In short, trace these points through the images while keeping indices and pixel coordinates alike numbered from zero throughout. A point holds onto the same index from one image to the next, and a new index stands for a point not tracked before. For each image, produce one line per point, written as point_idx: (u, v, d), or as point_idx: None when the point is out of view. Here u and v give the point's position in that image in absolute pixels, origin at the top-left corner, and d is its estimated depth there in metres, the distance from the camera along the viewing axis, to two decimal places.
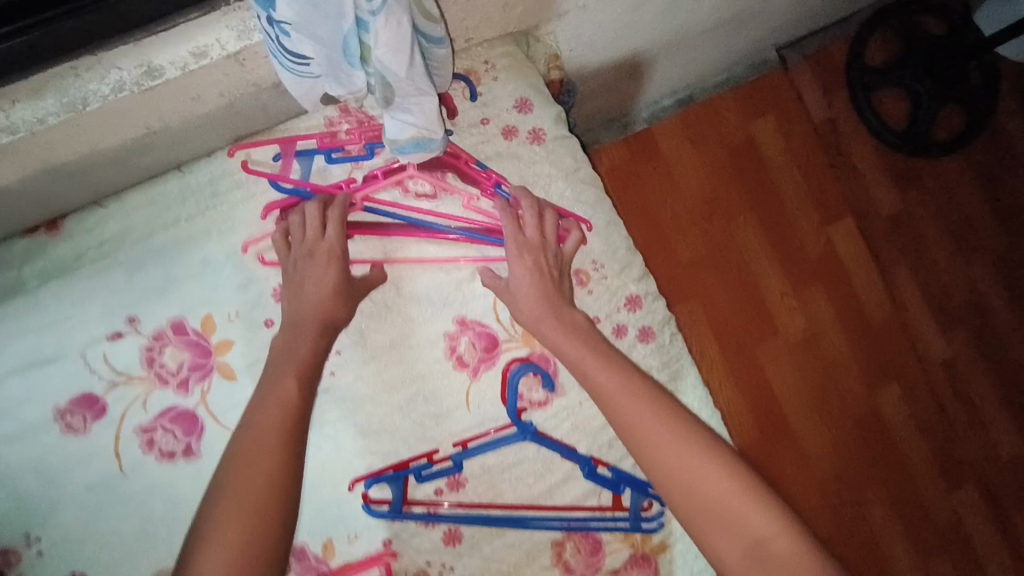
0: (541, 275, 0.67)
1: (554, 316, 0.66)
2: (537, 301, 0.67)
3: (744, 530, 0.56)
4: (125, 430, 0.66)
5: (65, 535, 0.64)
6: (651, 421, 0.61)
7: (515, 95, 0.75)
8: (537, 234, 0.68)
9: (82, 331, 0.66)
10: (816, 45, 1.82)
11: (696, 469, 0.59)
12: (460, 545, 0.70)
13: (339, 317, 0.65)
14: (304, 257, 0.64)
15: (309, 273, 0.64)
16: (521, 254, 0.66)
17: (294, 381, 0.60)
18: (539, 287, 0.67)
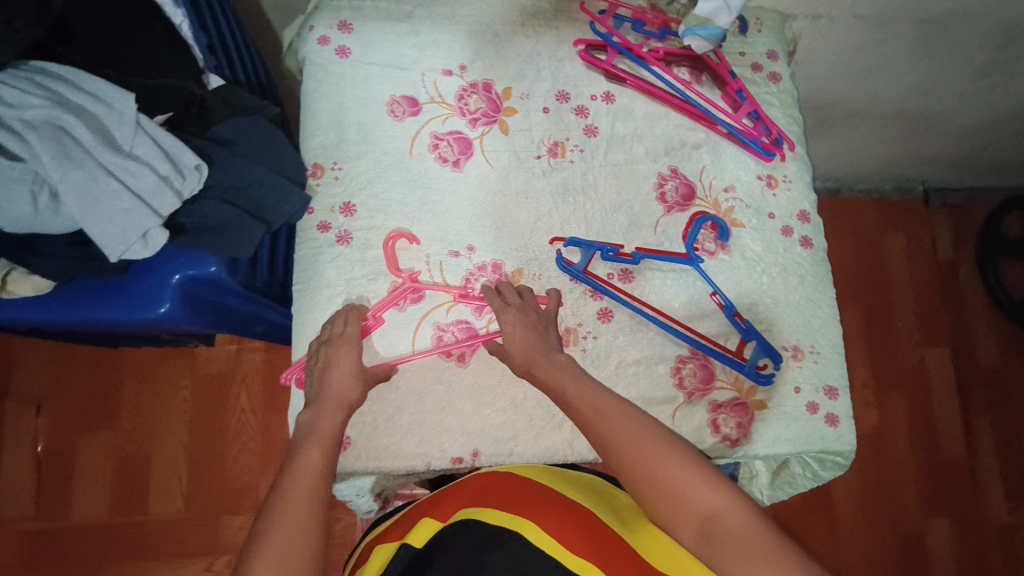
0: (529, 330, 0.79)
1: (543, 359, 0.77)
2: (530, 355, 0.78)
3: (695, 510, 0.62)
4: (424, 131, 0.90)
5: (358, 175, 0.88)
6: (606, 420, 0.69)
7: (769, 46, 1.01)
8: (516, 295, 0.82)
9: (430, 60, 0.93)
10: (960, 198, 2.01)
11: (648, 456, 0.65)
12: (609, 323, 0.87)
13: (354, 398, 0.76)
14: (336, 345, 0.78)
15: (339, 354, 0.77)
16: (506, 316, 0.80)
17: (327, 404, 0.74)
18: (529, 345, 0.78)
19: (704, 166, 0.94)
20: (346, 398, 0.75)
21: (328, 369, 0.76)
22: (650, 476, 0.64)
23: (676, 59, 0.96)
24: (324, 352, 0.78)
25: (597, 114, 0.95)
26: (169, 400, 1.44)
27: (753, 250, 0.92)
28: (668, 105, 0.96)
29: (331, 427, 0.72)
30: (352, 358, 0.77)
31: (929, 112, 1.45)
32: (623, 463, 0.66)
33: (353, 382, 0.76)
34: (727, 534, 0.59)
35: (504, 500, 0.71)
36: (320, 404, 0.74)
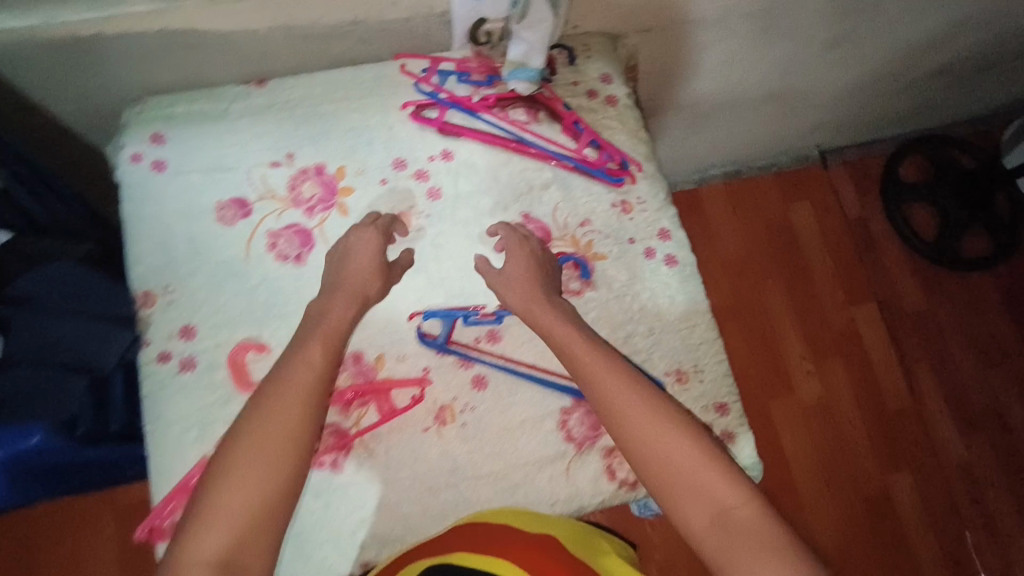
0: (525, 271, 0.83)
1: (540, 299, 0.81)
2: (528, 284, 0.82)
3: (710, 499, 0.67)
4: (259, 231, 0.87)
5: (193, 293, 0.84)
6: (634, 412, 0.72)
7: (602, 70, 0.99)
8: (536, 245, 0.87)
9: (254, 155, 0.89)
10: (856, 154, 2.06)
11: (670, 450, 0.70)
12: (484, 390, 0.85)
13: (372, 289, 0.81)
14: (357, 239, 0.83)
15: (357, 238, 0.83)
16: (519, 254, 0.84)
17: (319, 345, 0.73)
18: (523, 283, 0.82)
19: (556, 206, 0.92)
20: (361, 290, 0.80)
21: (346, 257, 0.82)
22: (672, 469, 0.69)
23: (509, 102, 0.94)
24: (344, 241, 0.83)
25: (438, 175, 0.92)
26: (88, 546, 1.35)
27: (619, 280, 0.90)
28: (508, 150, 0.93)
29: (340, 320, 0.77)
30: (371, 249, 0.82)
31: (796, 88, 1.49)
32: (650, 455, 0.70)
33: (369, 274, 0.81)
34: (739, 524, 0.65)
35: (483, 542, 0.68)
36: (332, 289, 0.79)
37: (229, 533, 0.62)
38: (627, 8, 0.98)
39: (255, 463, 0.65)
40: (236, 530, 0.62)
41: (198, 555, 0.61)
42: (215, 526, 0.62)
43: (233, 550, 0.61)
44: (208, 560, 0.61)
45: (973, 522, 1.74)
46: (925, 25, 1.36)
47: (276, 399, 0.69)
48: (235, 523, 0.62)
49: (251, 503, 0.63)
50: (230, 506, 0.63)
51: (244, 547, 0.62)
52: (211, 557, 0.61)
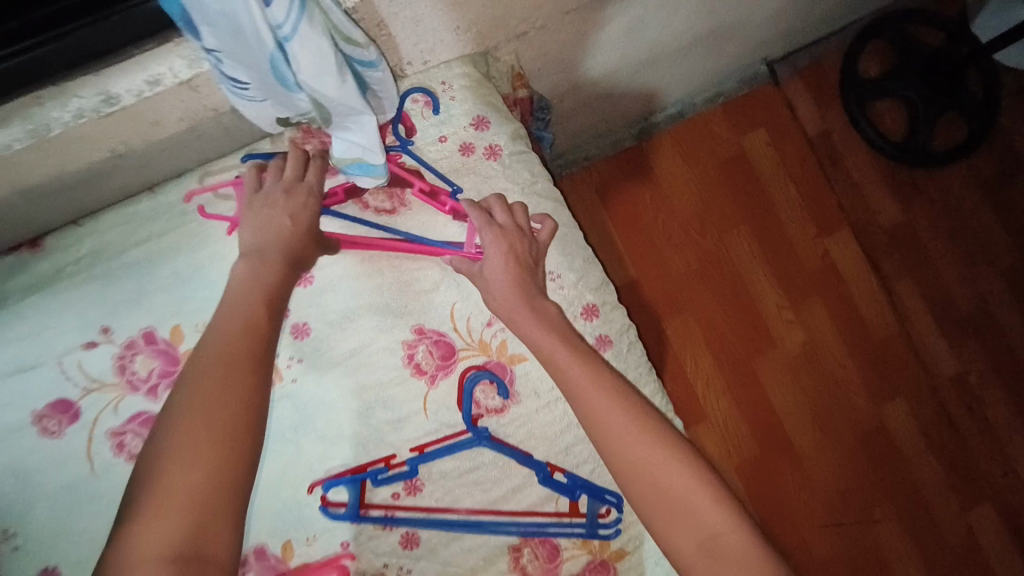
0: (511, 258, 0.69)
1: (527, 305, 0.68)
2: (510, 287, 0.69)
3: (700, 526, 0.58)
4: (97, 434, 0.70)
5: (39, 530, 0.69)
6: (616, 416, 0.62)
7: (472, 113, 0.77)
8: (509, 218, 0.71)
9: (59, 340, 0.70)
10: (808, 58, 1.83)
11: (661, 467, 0.60)
12: (417, 549, 0.72)
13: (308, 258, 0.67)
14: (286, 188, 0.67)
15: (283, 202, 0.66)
16: (497, 239, 0.69)
17: (262, 310, 0.61)
18: (512, 274, 0.69)
19: (452, 307, 0.75)
20: (296, 256, 0.66)
21: (268, 219, 0.65)
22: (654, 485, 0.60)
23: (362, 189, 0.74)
24: (269, 197, 0.66)
25: (299, 307, 0.73)
26: None
27: (547, 382, 0.75)
28: (377, 253, 0.74)
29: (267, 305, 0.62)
30: (306, 215, 0.67)
31: (725, 21, 1.27)
32: (637, 474, 0.60)
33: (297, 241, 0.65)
34: (731, 552, 0.56)
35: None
36: (261, 254, 0.64)
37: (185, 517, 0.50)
38: (484, 24, 0.75)
39: (203, 418, 0.53)
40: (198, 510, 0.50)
41: (149, 553, 0.48)
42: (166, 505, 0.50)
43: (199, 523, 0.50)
44: (164, 556, 0.48)
45: (970, 431, 1.72)
46: None
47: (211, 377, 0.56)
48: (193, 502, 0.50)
49: (208, 459, 0.52)
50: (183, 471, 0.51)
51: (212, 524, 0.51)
52: (166, 553, 0.48)
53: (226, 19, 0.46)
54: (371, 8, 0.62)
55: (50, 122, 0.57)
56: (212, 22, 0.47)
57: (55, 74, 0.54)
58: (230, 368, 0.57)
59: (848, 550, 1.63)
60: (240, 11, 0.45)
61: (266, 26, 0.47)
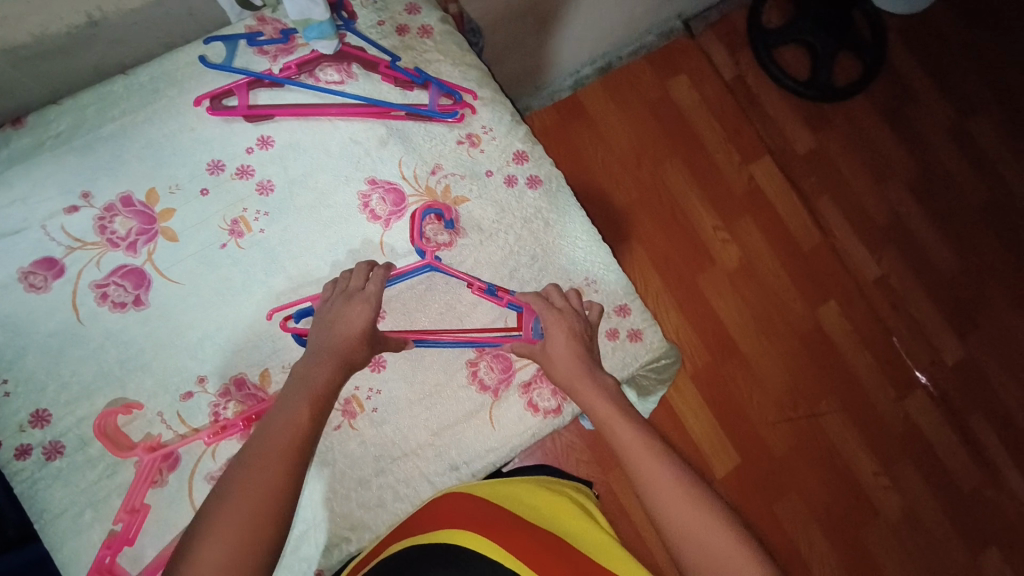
0: (569, 339, 0.77)
1: (586, 376, 0.75)
2: (571, 361, 0.76)
3: None
4: (81, 286, 0.77)
5: (30, 376, 0.74)
6: (621, 427, 0.71)
7: (405, 1, 0.90)
8: (564, 301, 0.81)
9: (43, 205, 0.77)
10: (718, 14, 2.04)
11: (708, 531, 0.61)
12: (385, 371, 0.81)
13: (358, 358, 0.73)
14: (351, 296, 0.76)
15: (350, 310, 0.74)
16: (554, 323, 0.78)
17: (308, 405, 0.66)
18: (571, 351, 0.76)
19: (399, 159, 0.85)
20: (350, 358, 0.72)
21: (336, 323, 0.73)
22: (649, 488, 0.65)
23: (314, 64, 0.85)
24: (337, 306, 0.75)
25: (261, 165, 0.83)
26: None
27: (488, 218, 0.85)
28: (330, 118, 0.85)
29: (331, 373, 0.70)
30: (362, 318, 0.74)
31: None
32: (681, 529, 0.62)
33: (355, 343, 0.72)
34: None
35: (453, 520, 0.69)
36: (323, 351, 0.72)
37: (244, 535, 0.55)
38: None
39: (264, 464, 0.60)
40: (250, 543, 0.55)
41: None
42: (222, 537, 0.55)
43: (246, 556, 0.55)
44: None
45: (898, 327, 1.89)
46: None
47: (264, 448, 0.61)
48: (250, 526, 0.56)
49: (265, 503, 0.58)
50: (250, 506, 0.57)
51: (259, 546, 0.56)
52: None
53: None
54: None
55: None
56: None
57: None
58: (285, 428, 0.64)
59: (802, 443, 1.75)
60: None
61: None
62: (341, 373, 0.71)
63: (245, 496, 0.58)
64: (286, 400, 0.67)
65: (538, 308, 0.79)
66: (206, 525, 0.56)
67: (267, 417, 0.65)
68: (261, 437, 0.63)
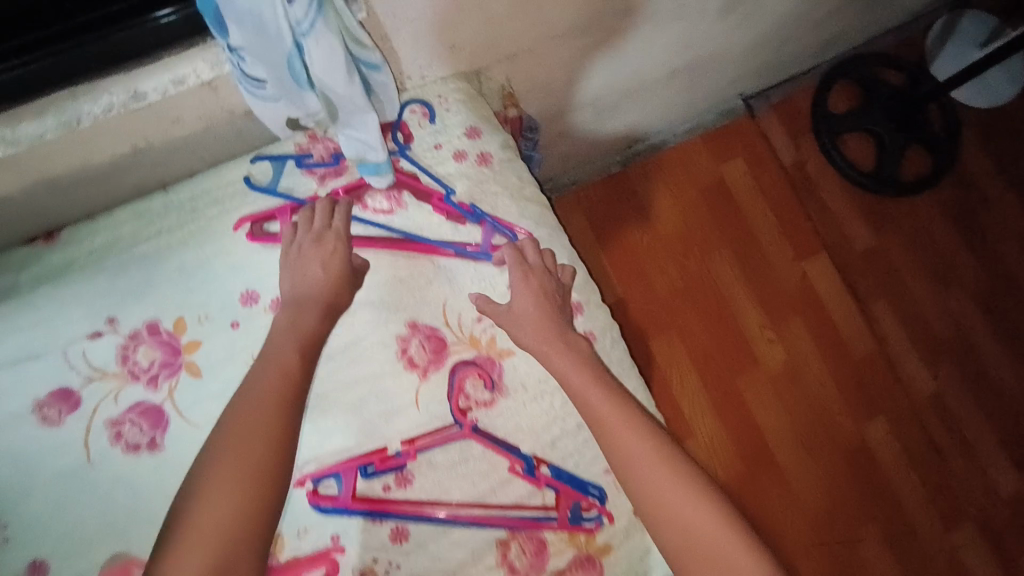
0: (539, 301, 0.75)
1: (560, 338, 0.74)
2: (539, 326, 0.74)
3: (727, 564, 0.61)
4: (96, 422, 0.72)
5: (32, 519, 0.69)
6: (662, 477, 0.65)
7: (466, 123, 0.84)
8: (539, 259, 0.78)
9: (65, 331, 0.73)
10: (782, 94, 1.94)
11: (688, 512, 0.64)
12: (407, 544, 0.73)
13: (339, 302, 0.72)
14: (314, 243, 0.73)
15: (322, 251, 0.72)
16: (527, 281, 0.76)
17: (291, 359, 0.66)
18: (543, 316, 0.75)
19: (445, 304, 0.79)
20: (331, 301, 0.72)
21: (310, 263, 0.72)
22: (696, 542, 0.63)
23: (363, 190, 0.78)
24: (308, 246, 0.72)
25: None
26: None
27: (533, 377, 0.79)
28: (374, 251, 0.78)
29: (314, 329, 0.70)
30: (335, 258, 0.72)
31: (705, 54, 1.36)
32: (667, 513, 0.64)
33: (332, 285, 0.72)
34: None
35: None
36: (296, 311, 0.70)
37: (241, 495, 0.57)
38: (477, 43, 0.81)
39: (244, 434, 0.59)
40: (240, 495, 0.57)
41: None
42: (219, 490, 0.56)
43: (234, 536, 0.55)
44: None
45: (949, 449, 1.77)
46: None
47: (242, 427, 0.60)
48: (249, 482, 0.57)
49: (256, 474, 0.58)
50: (234, 478, 0.57)
51: (256, 503, 0.57)
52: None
53: (251, 16, 0.48)
54: (377, 21, 0.67)
55: (80, 115, 0.60)
56: (239, 19, 0.48)
57: (90, 68, 0.59)
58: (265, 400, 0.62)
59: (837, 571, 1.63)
60: (265, 7, 0.48)
61: (288, 24, 0.49)
62: (326, 321, 0.71)
63: (230, 473, 0.57)
64: (276, 347, 0.67)
65: (511, 261, 0.77)
66: (200, 489, 0.57)
67: (251, 375, 0.65)
68: (250, 387, 0.63)
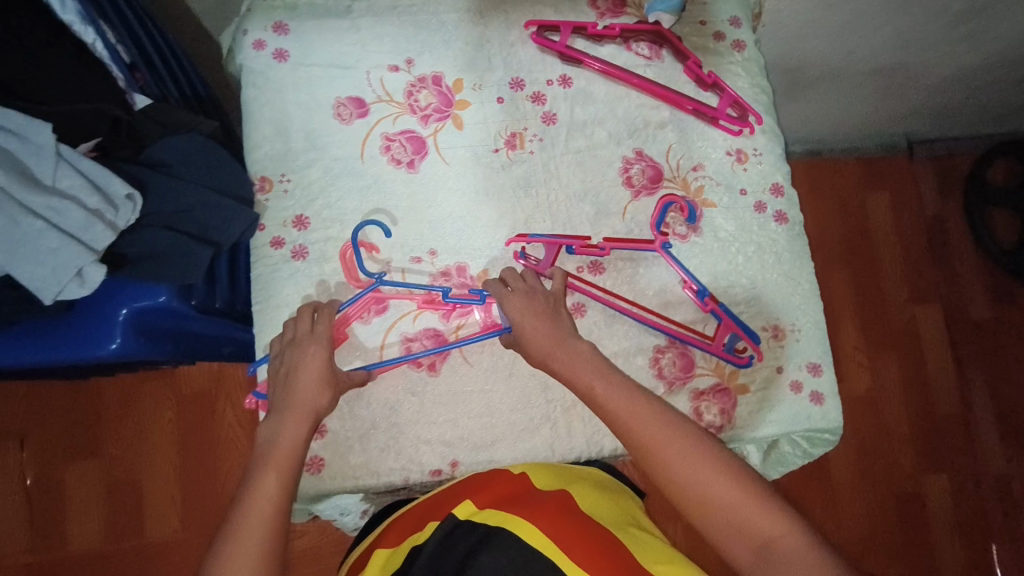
0: (538, 316, 0.76)
1: (561, 348, 0.74)
2: (544, 336, 0.75)
3: (753, 532, 0.59)
4: (375, 132, 0.86)
5: (307, 184, 0.84)
6: (699, 471, 0.63)
7: (731, 13, 0.95)
8: (522, 280, 0.79)
9: (374, 56, 0.88)
10: (944, 149, 1.95)
11: (706, 476, 0.62)
12: (582, 319, 0.85)
13: (323, 403, 0.74)
14: (304, 345, 0.76)
15: (303, 360, 0.75)
16: (514, 305, 0.77)
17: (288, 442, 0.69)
18: (538, 328, 0.75)
19: (670, 147, 0.90)
20: (313, 405, 0.73)
21: (294, 372, 0.74)
22: (711, 502, 0.61)
23: (634, 35, 0.91)
24: (290, 356, 0.75)
25: (555, 99, 0.90)
26: (146, 453, 1.39)
27: (727, 230, 0.88)
28: (628, 85, 0.91)
29: (295, 430, 0.70)
30: (320, 359, 0.75)
31: (909, 66, 1.40)
32: (683, 478, 0.63)
33: (320, 388, 0.73)
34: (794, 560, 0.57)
35: (504, 499, 0.72)
36: (284, 410, 0.72)
37: (263, 557, 0.61)
38: None
39: (249, 515, 0.63)
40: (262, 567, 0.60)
41: None
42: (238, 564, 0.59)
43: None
44: None
45: (1003, 534, 1.74)
46: None
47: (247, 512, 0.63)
48: (261, 558, 0.60)
49: (267, 530, 0.62)
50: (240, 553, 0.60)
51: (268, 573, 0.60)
52: None
53: None
54: None
55: None
56: None
57: None
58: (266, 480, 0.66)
59: None
60: None
61: None
62: (306, 425, 0.72)
63: (243, 539, 0.61)
64: (272, 446, 0.69)
65: (498, 295, 0.78)
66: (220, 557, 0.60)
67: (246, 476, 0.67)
68: (248, 488, 0.65)
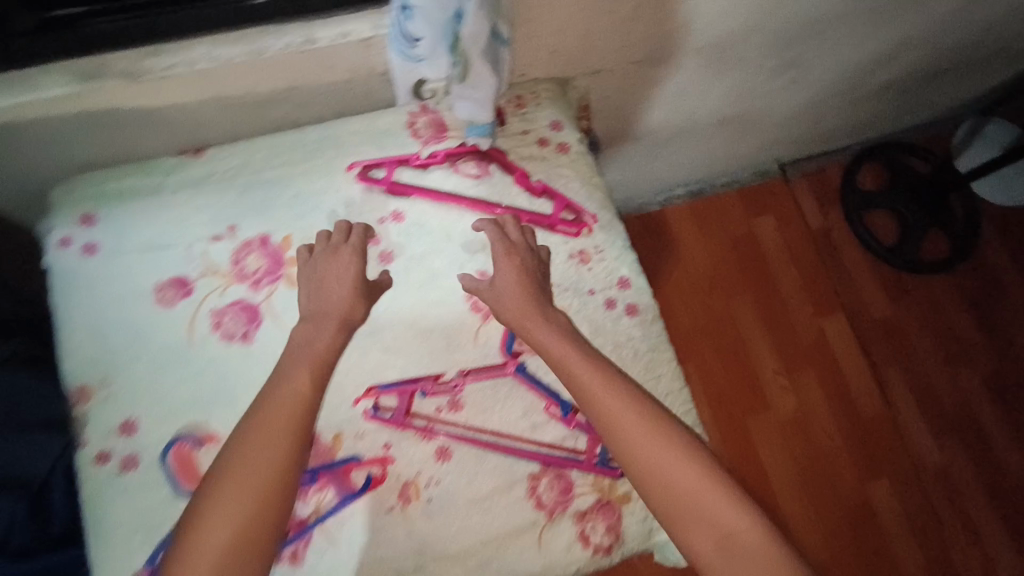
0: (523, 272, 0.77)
1: (537, 312, 0.74)
2: (518, 296, 0.75)
3: (716, 524, 0.64)
4: (203, 309, 0.82)
5: (131, 385, 0.79)
6: (671, 463, 0.66)
7: (551, 117, 0.98)
8: (518, 234, 0.80)
9: (192, 228, 0.85)
10: (817, 165, 2.05)
11: (673, 467, 0.66)
12: (449, 462, 0.81)
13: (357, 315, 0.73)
14: (333, 256, 0.76)
15: (338, 264, 0.75)
16: (504, 257, 0.77)
17: (317, 354, 0.69)
18: (522, 285, 0.76)
19: None
20: (348, 316, 0.73)
21: (328, 276, 0.74)
22: (677, 492, 0.65)
23: (459, 156, 0.92)
24: (324, 262, 0.75)
25: (388, 237, 0.89)
26: None
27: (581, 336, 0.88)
28: (460, 207, 0.91)
29: (330, 341, 0.70)
30: (350, 269, 0.75)
31: (750, 112, 1.48)
32: (654, 473, 0.66)
33: (354, 295, 0.73)
34: (745, 549, 0.63)
35: None
36: (317, 319, 0.72)
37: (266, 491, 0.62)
38: (572, 53, 0.98)
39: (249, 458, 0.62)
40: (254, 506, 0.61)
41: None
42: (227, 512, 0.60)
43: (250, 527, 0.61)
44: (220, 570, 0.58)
45: (953, 526, 1.76)
46: (858, 57, 1.39)
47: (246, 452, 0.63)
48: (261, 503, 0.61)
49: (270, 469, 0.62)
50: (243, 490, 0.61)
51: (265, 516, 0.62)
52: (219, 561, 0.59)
53: None
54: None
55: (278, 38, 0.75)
56: None
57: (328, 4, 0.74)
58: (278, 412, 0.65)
59: None
60: None
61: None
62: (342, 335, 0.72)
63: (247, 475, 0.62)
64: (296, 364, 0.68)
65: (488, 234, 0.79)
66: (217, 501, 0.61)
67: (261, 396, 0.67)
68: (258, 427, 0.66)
